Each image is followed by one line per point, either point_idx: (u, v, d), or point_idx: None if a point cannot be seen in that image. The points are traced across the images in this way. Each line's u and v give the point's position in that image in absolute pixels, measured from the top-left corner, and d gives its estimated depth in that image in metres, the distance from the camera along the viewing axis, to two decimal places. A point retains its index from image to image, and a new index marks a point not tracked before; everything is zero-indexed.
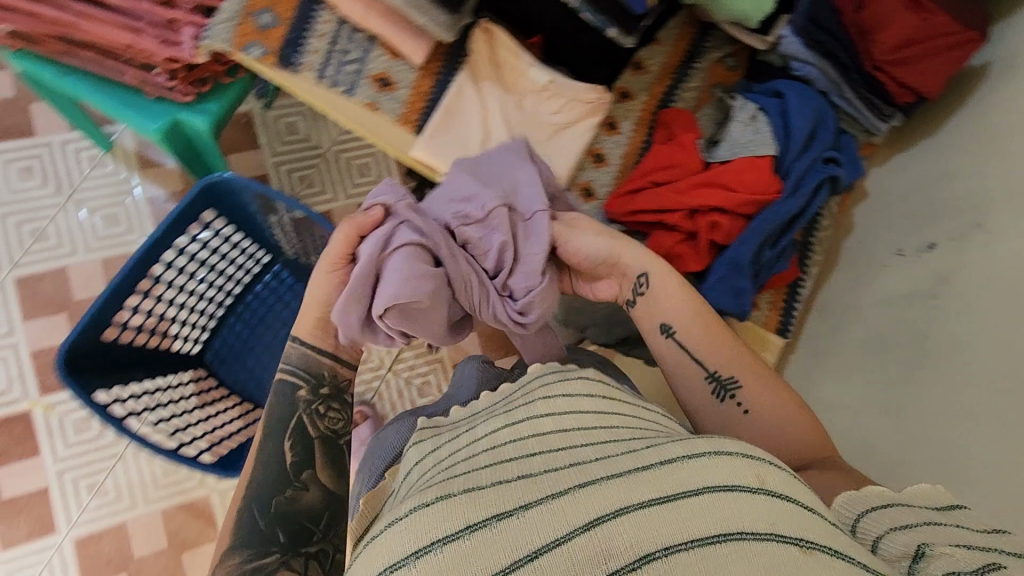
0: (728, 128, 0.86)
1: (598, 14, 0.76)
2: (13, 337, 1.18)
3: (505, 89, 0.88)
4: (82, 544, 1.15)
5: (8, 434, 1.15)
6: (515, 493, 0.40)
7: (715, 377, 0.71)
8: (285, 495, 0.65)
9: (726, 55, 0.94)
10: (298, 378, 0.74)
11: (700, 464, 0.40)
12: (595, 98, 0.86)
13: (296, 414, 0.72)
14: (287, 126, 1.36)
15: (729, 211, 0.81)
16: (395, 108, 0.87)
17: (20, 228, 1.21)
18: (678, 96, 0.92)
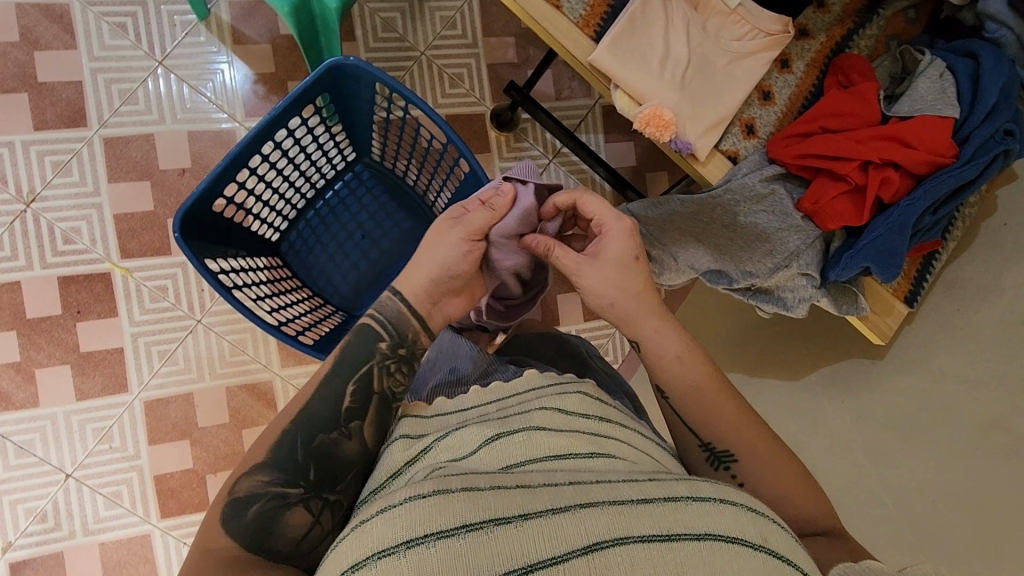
0: (912, 82, 0.83)
1: None
2: (99, 198, 1.18)
3: (692, 8, 0.84)
4: (150, 406, 1.20)
5: (87, 291, 1.18)
6: (514, 502, 0.44)
7: (706, 448, 0.67)
8: (326, 438, 0.61)
9: (910, 6, 0.89)
10: (382, 329, 0.69)
11: (700, 511, 0.45)
12: (779, 31, 0.83)
13: (369, 363, 0.67)
14: (383, 22, 1.28)
15: (902, 169, 0.80)
16: (577, 9, 0.81)
17: (109, 88, 1.19)
18: (854, 44, 0.88)
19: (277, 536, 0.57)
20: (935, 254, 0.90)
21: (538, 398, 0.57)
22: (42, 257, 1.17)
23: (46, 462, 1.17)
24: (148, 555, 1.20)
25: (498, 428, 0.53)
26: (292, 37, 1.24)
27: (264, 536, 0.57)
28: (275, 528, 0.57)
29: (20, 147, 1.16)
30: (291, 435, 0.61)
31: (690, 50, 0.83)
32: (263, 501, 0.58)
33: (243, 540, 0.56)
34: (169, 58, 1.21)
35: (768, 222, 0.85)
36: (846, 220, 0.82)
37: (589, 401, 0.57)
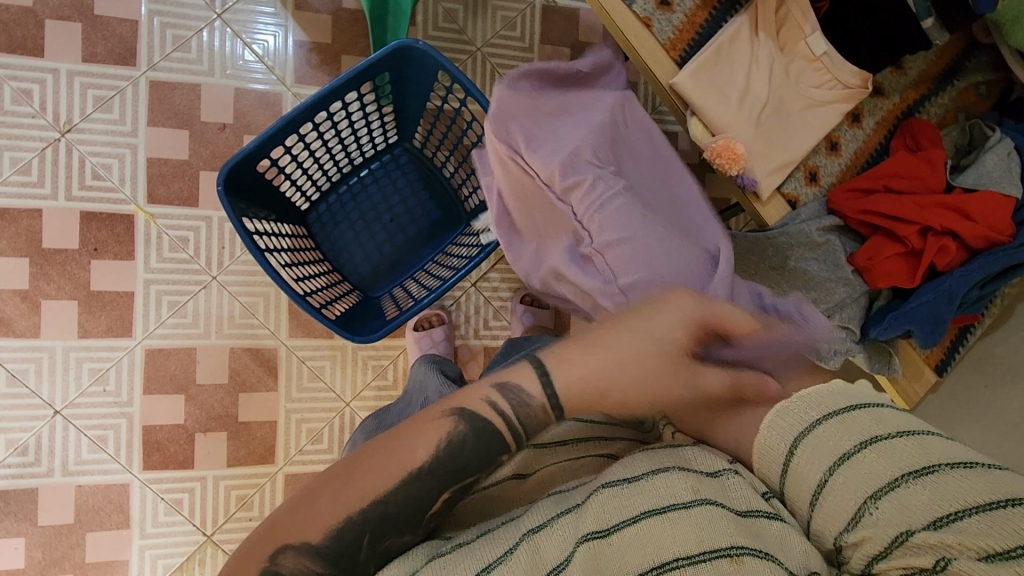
0: (979, 155, 0.84)
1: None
2: (135, 138, 1.17)
3: (778, 47, 0.84)
4: (151, 355, 1.18)
5: (107, 231, 1.16)
6: (494, 543, 0.51)
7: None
8: (391, 535, 0.52)
9: (983, 82, 0.91)
10: (504, 420, 0.54)
11: (632, 492, 0.51)
12: (856, 86, 0.84)
13: (479, 473, 0.54)
14: (446, 12, 1.28)
15: (959, 239, 0.81)
16: (666, 30, 0.82)
17: (163, 32, 1.18)
18: (923, 109, 0.90)
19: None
20: (971, 327, 0.91)
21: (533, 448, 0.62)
22: (68, 188, 1.15)
23: (36, 395, 1.15)
24: (124, 506, 1.18)
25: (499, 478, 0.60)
26: (354, 11, 1.24)
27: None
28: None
29: (64, 75, 1.14)
30: (355, 521, 0.51)
31: (770, 89, 0.83)
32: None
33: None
34: (228, 12, 1.20)
35: (818, 270, 0.85)
36: (897, 280, 0.83)
37: (582, 432, 0.63)
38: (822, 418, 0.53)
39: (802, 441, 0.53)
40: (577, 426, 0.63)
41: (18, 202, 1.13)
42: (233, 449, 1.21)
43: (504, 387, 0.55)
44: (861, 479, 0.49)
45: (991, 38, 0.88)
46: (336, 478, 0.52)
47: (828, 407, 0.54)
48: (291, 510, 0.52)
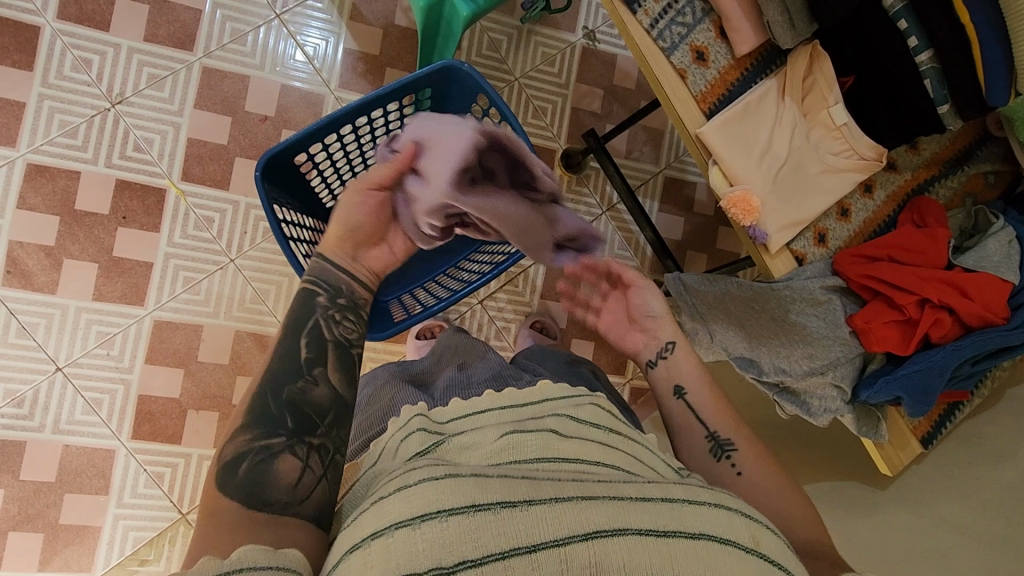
0: (983, 240, 0.88)
1: (939, 85, 0.83)
2: (180, 118, 1.22)
3: (802, 113, 0.88)
4: (158, 327, 1.21)
5: (138, 201, 1.20)
6: (521, 488, 0.45)
7: (712, 437, 0.74)
8: (295, 388, 0.64)
9: (992, 171, 0.95)
10: (315, 286, 0.78)
11: (694, 512, 0.46)
12: (871, 158, 0.88)
13: (313, 318, 0.74)
14: (490, 41, 1.33)
15: (955, 315, 0.84)
16: (699, 83, 0.87)
17: (224, 24, 1.24)
18: (933, 190, 0.94)
19: (269, 485, 0.56)
20: (960, 403, 0.93)
21: (552, 410, 0.57)
22: (108, 156, 1.20)
23: (42, 349, 1.17)
24: (106, 472, 1.18)
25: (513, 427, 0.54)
26: (405, 29, 1.31)
27: (260, 490, 0.56)
28: (264, 478, 0.57)
29: (124, 49, 1.20)
30: (261, 396, 0.63)
31: (789, 150, 0.87)
32: (250, 457, 0.58)
33: (238, 493, 0.55)
34: (287, 14, 1.27)
35: (816, 326, 0.88)
36: (892, 345, 0.86)
37: (602, 413, 0.59)
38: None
39: None
40: (600, 405, 0.60)
41: (59, 163, 1.18)
42: (222, 430, 1.23)
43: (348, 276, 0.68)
44: None
45: (1003, 131, 0.93)
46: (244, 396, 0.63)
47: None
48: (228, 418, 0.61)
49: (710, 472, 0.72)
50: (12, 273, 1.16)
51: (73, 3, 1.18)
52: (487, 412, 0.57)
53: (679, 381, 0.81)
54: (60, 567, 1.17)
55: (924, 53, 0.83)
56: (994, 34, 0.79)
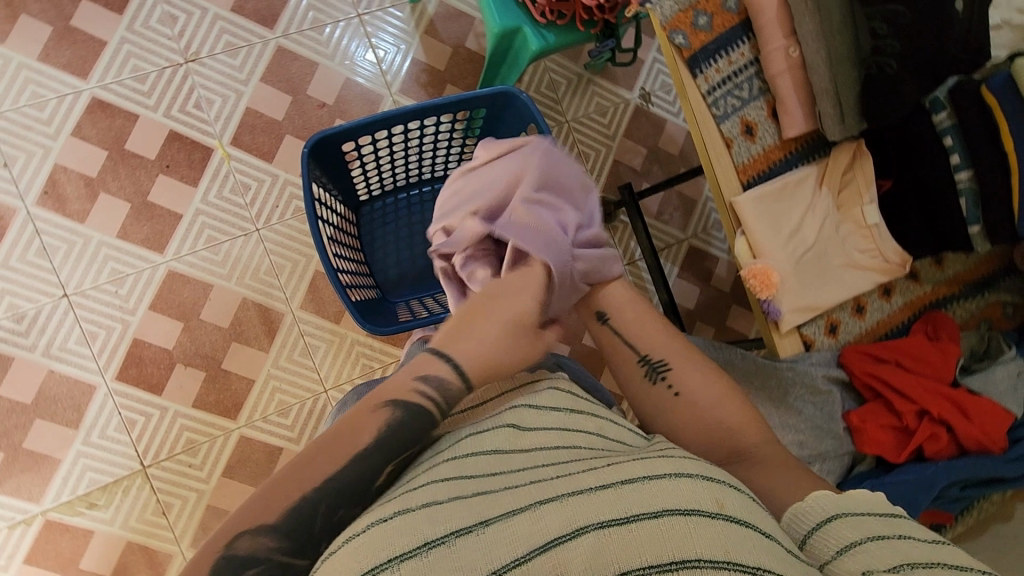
0: (990, 367, 0.90)
1: (974, 207, 0.85)
2: (244, 87, 1.27)
3: (835, 204, 0.91)
4: (171, 277, 1.23)
5: (185, 155, 1.24)
6: (472, 513, 0.47)
7: (646, 361, 0.76)
8: (342, 516, 0.54)
9: (1011, 303, 0.96)
10: (427, 406, 0.60)
11: (655, 488, 0.47)
12: (894, 262, 0.91)
13: (415, 447, 0.59)
14: (550, 81, 1.39)
15: (953, 435, 0.86)
16: (742, 155, 0.89)
17: (308, 12, 1.31)
18: (950, 308, 0.95)
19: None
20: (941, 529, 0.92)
21: (511, 408, 0.63)
22: (169, 107, 1.24)
23: (54, 273, 1.19)
24: (82, 406, 1.18)
25: (471, 447, 0.57)
26: (474, 53, 1.37)
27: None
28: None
29: (210, 14, 1.26)
30: (307, 501, 0.54)
31: (817, 237, 0.89)
32: (261, 566, 0.51)
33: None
34: (368, 15, 1.33)
35: (811, 412, 0.91)
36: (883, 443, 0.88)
37: (559, 397, 0.66)
38: (827, 523, 0.52)
39: (821, 530, 0.52)
40: (559, 391, 0.67)
41: (121, 103, 1.23)
42: (204, 391, 1.22)
43: (425, 377, 0.61)
44: (867, 559, 0.47)
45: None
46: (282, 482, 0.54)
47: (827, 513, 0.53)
48: (248, 507, 0.53)
49: (650, 397, 0.74)
50: (49, 195, 1.19)
51: None
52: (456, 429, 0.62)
53: (599, 306, 0.81)
54: (11, 491, 1.15)
55: (964, 171, 0.85)
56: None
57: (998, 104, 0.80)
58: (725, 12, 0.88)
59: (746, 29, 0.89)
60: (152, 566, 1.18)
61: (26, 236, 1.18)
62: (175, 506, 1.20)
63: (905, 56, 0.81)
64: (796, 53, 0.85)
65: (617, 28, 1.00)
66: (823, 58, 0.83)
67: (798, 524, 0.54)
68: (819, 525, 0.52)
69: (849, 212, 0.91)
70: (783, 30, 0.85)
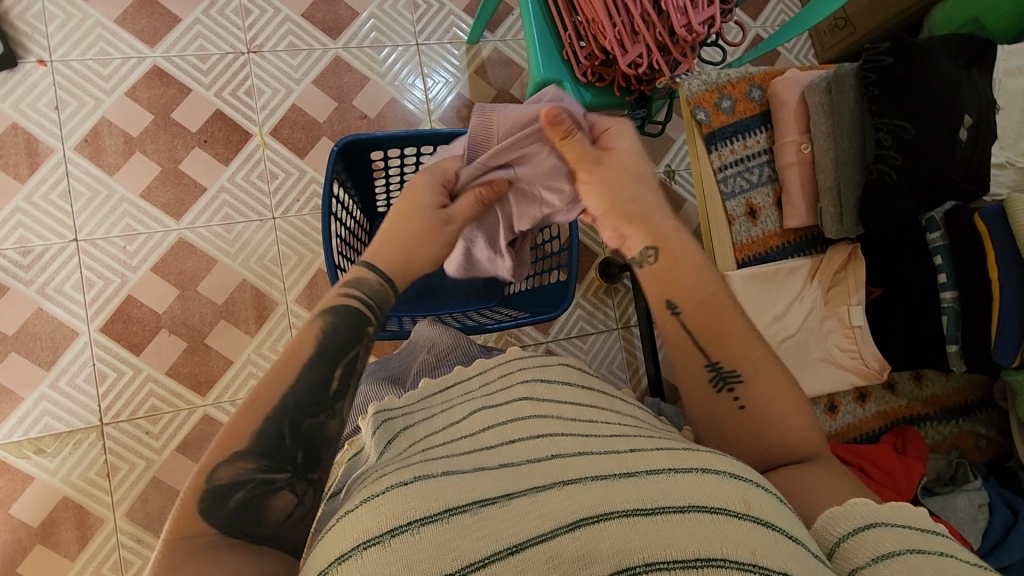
0: (953, 492, 0.94)
1: (955, 326, 0.92)
2: (295, 85, 1.34)
3: (824, 299, 0.99)
4: (180, 244, 1.26)
5: (224, 134, 1.30)
6: (498, 486, 0.43)
7: (713, 366, 0.67)
8: (310, 424, 0.56)
9: (984, 436, 1.02)
10: (362, 307, 0.67)
11: (681, 482, 0.43)
12: (873, 368, 0.98)
13: (360, 345, 0.64)
14: None
15: None
16: (743, 234, 0.98)
17: (370, 31, 1.39)
18: (924, 427, 1.02)
19: (260, 521, 0.50)
20: None
21: (523, 378, 0.60)
22: (221, 88, 1.31)
23: (71, 217, 1.22)
24: (58, 349, 1.19)
25: (487, 419, 0.54)
26: (516, 100, 1.44)
27: (249, 524, 0.50)
28: (257, 512, 0.51)
29: (281, 15, 1.35)
30: (275, 423, 0.54)
31: (800, 327, 0.98)
32: (245, 488, 0.51)
33: (226, 531, 0.49)
34: (425, 46, 1.41)
35: None
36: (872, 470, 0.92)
37: (570, 372, 0.63)
38: (863, 529, 0.49)
39: (853, 538, 0.48)
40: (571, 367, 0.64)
41: (179, 75, 1.30)
42: (181, 361, 1.23)
43: (358, 284, 0.69)
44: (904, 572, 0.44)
45: (1005, 402, 1.01)
46: (251, 402, 0.55)
47: (858, 519, 0.50)
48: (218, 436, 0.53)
49: (711, 410, 0.66)
50: (88, 143, 1.24)
51: None
52: (461, 395, 0.61)
53: (671, 296, 0.70)
54: None
55: (949, 292, 0.92)
56: (1016, 296, 0.86)
57: (988, 232, 0.88)
58: (748, 100, 0.99)
59: (764, 120, 1.00)
60: (81, 528, 1.15)
61: (55, 177, 1.23)
62: (120, 470, 1.18)
63: (906, 169, 0.89)
64: (806, 150, 0.96)
65: (651, 100, 1.07)
66: (831, 158, 0.94)
67: (832, 526, 0.50)
68: (856, 531, 0.49)
69: (834, 306, 0.99)
70: (797, 127, 0.96)
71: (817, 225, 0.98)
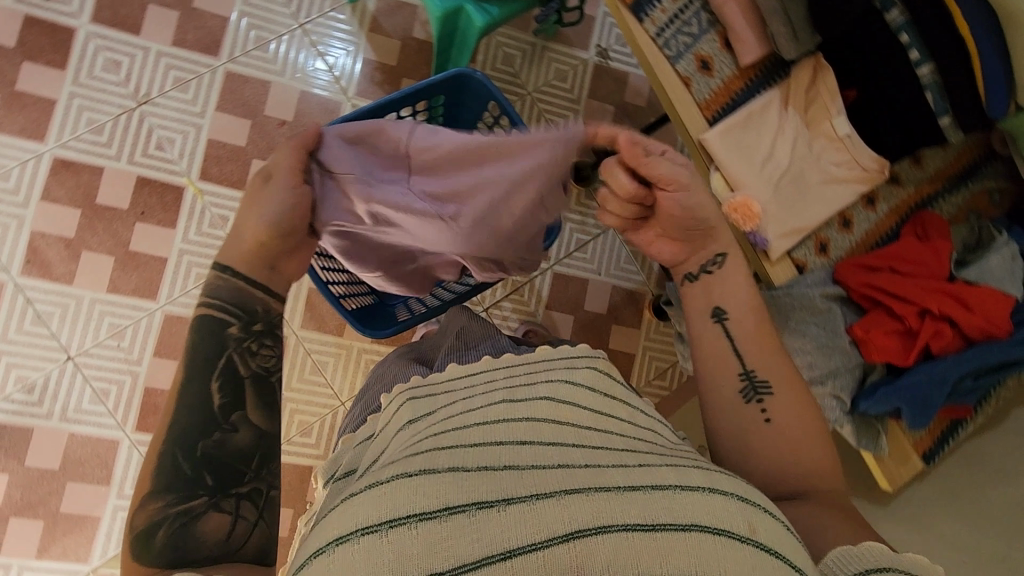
0: (986, 254, 0.97)
1: (942, 98, 0.90)
2: (202, 119, 1.26)
3: (805, 122, 0.97)
4: (169, 320, 1.23)
5: (157, 198, 1.24)
6: (499, 486, 0.44)
7: (746, 376, 0.67)
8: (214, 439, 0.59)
9: (996, 189, 1.03)
10: (225, 313, 0.65)
11: (689, 501, 0.45)
12: (873, 169, 0.97)
13: (224, 352, 0.63)
14: (506, 56, 1.37)
15: (957, 328, 0.93)
16: (703, 91, 0.94)
17: (248, 31, 1.29)
18: (937, 204, 1.02)
19: (191, 546, 0.54)
20: (962, 421, 1.02)
21: (546, 380, 0.59)
22: (131, 153, 1.23)
23: (54, 338, 1.19)
24: (108, 462, 1.20)
25: (502, 412, 0.54)
26: (423, 42, 1.35)
27: (182, 549, 0.54)
28: (186, 540, 0.54)
29: (152, 51, 1.25)
30: (168, 453, 0.57)
31: (791, 159, 0.95)
32: (168, 523, 0.55)
33: (161, 562, 0.53)
34: (309, 24, 1.31)
35: (816, 332, 0.96)
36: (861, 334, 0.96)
37: (599, 376, 0.61)
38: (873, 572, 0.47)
39: None
40: (597, 368, 0.62)
41: (84, 158, 1.22)
42: None
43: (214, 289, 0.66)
44: None
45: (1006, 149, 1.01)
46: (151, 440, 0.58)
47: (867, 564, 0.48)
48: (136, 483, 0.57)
49: (732, 412, 0.67)
50: (32, 263, 1.19)
51: (107, 9, 1.24)
52: (484, 383, 0.60)
53: (716, 302, 0.71)
54: (58, 555, 1.17)
55: (925, 66, 0.89)
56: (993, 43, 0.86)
57: None
58: None
59: None
60: None
61: (18, 307, 1.18)
62: None
63: None
64: None
65: None
66: None
67: (843, 564, 0.49)
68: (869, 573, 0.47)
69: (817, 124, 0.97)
70: None
71: (773, 51, 0.94)
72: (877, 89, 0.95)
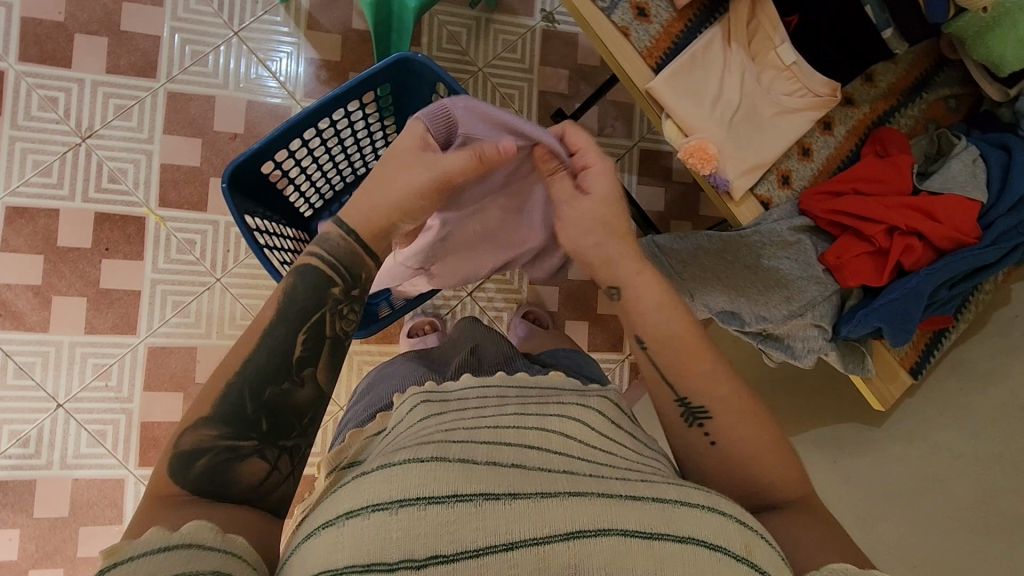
0: (948, 162, 0.97)
1: (882, 11, 0.90)
2: (151, 145, 1.23)
3: (751, 57, 0.96)
4: (153, 352, 1.22)
5: (120, 232, 1.21)
6: (507, 479, 0.43)
7: (682, 402, 0.64)
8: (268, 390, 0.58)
9: (951, 96, 1.04)
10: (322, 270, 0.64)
11: (690, 517, 0.44)
12: (826, 95, 0.95)
13: (320, 309, 0.62)
14: (450, 34, 1.34)
15: (925, 240, 0.92)
16: (644, 39, 0.93)
17: (183, 47, 1.25)
18: (896, 119, 1.02)
19: (232, 486, 0.54)
20: (946, 331, 1.03)
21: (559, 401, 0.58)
22: (85, 190, 1.21)
23: (41, 388, 1.18)
24: (117, 501, 1.20)
25: (514, 420, 0.52)
26: (364, 33, 1.31)
27: (221, 487, 0.53)
28: (227, 481, 0.54)
29: (88, 82, 1.21)
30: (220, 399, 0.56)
31: (740, 95, 0.94)
32: (208, 454, 0.54)
33: (196, 489, 0.52)
34: (244, 31, 1.27)
35: (789, 268, 0.97)
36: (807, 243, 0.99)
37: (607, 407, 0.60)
38: None
39: None
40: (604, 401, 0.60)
41: (37, 202, 1.19)
42: None
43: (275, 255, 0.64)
44: None
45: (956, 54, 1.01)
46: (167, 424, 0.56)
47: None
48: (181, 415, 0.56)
49: (681, 435, 0.64)
50: (4, 316, 1.17)
51: (32, 45, 1.19)
52: (495, 399, 0.58)
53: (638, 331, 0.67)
54: None
55: None
56: None
57: None
58: None
59: None
60: None
61: None
62: None
63: None
64: None
65: None
66: None
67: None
68: None
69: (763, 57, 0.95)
70: None
71: None
72: (820, 12, 0.94)
